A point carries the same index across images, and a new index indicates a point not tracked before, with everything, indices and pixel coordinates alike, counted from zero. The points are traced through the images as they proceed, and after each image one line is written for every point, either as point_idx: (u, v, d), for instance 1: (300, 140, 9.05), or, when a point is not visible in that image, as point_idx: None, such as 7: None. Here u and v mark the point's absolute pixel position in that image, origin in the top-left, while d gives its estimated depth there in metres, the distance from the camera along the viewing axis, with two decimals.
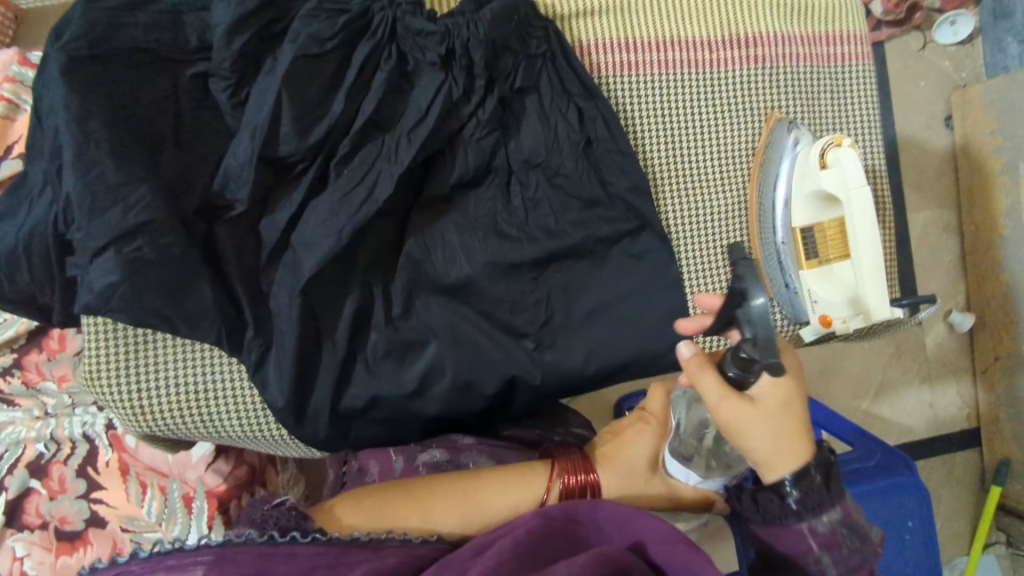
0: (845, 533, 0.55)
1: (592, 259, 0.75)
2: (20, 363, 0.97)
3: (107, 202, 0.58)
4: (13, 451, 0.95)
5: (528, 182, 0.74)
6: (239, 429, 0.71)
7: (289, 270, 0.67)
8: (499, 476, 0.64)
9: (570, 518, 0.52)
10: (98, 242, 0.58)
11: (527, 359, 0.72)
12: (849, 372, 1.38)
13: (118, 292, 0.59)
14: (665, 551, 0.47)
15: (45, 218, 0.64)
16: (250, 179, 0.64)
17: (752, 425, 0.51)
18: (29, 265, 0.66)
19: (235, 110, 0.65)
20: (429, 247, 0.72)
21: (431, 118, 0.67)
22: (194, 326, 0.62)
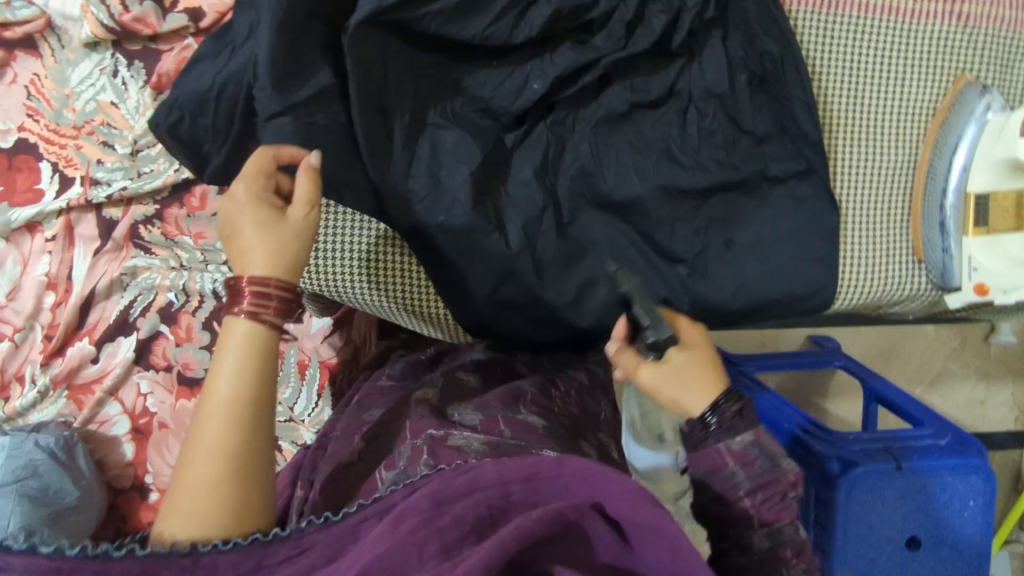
0: (756, 453, 0.58)
1: (756, 197, 0.75)
2: (162, 216, 0.99)
3: (306, 61, 0.58)
4: (146, 295, 1.00)
5: (706, 112, 0.73)
6: (399, 302, 0.74)
7: (463, 151, 0.66)
8: (222, 361, 0.52)
9: (534, 472, 0.51)
10: (278, 104, 0.57)
11: (679, 283, 0.73)
12: (908, 359, 1.47)
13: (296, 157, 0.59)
14: (625, 508, 0.49)
15: (241, 69, 0.65)
16: (434, 81, 0.65)
17: (666, 381, 0.62)
18: (216, 111, 0.67)
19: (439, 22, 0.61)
20: (602, 160, 0.71)
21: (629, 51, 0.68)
22: (359, 200, 0.63)
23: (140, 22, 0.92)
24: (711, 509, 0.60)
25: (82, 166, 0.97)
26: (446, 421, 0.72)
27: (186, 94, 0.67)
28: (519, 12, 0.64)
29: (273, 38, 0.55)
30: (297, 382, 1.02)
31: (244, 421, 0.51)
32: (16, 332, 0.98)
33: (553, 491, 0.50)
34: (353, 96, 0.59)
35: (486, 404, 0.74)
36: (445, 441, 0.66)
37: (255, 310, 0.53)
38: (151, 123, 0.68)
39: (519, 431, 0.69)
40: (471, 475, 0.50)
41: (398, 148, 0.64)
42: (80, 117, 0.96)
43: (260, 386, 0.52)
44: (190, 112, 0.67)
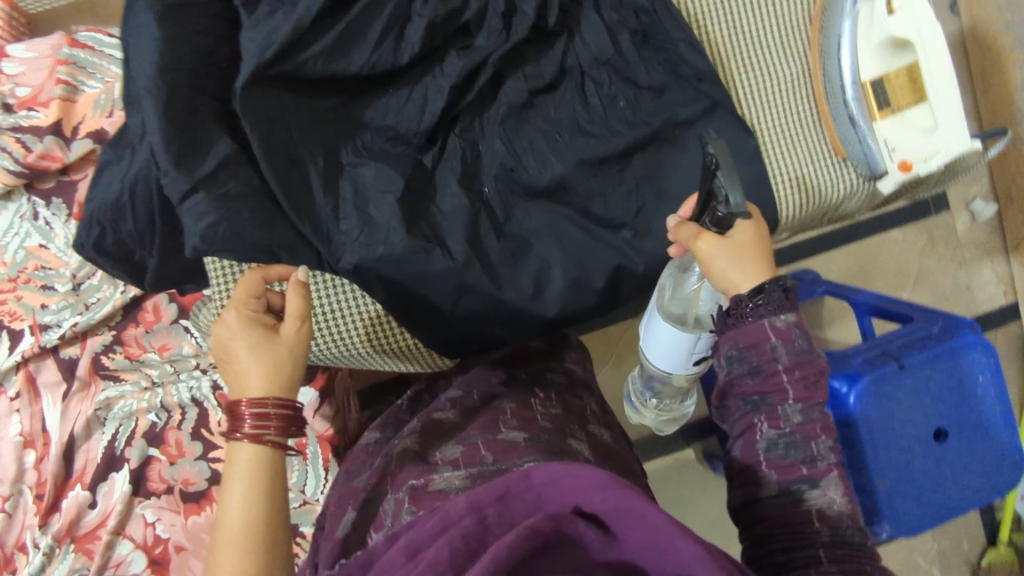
0: (799, 333, 0.55)
1: (673, 144, 0.77)
2: (121, 339, 0.99)
3: (203, 139, 0.59)
4: (127, 424, 0.98)
5: (601, 79, 0.75)
6: (362, 343, 0.74)
7: (383, 181, 0.67)
8: (237, 491, 0.54)
9: (496, 496, 0.50)
10: (185, 184, 0.58)
11: (627, 246, 0.75)
12: (886, 266, 1.50)
13: (219, 232, 0.59)
14: (597, 499, 0.47)
15: (144, 169, 0.65)
16: (336, 125, 0.66)
17: (718, 253, 0.58)
18: (135, 212, 0.67)
19: (323, 62, 0.63)
20: (518, 154, 0.73)
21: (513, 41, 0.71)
22: (296, 255, 0.64)
23: (45, 157, 0.93)
24: (742, 385, 0.56)
25: (28, 316, 0.96)
26: (427, 464, 0.70)
27: (100, 205, 0.68)
28: (396, 34, 0.66)
29: (167, 125, 0.57)
30: (301, 463, 1.00)
31: (260, 552, 0.52)
32: (5, 502, 0.95)
33: (526, 504, 0.50)
34: (259, 153, 0.61)
35: (465, 436, 0.73)
36: (427, 488, 0.64)
37: (257, 432, 0.56)
38: (76, 245, 0.70)
39: (501, 454, 0.68)
40: (443, 515, 0.50)
41: (320, 193, 0.65)
42: (12, 269, 0.96)
43: (272, 514, 0.53)
44: (110, 221, 0.68)
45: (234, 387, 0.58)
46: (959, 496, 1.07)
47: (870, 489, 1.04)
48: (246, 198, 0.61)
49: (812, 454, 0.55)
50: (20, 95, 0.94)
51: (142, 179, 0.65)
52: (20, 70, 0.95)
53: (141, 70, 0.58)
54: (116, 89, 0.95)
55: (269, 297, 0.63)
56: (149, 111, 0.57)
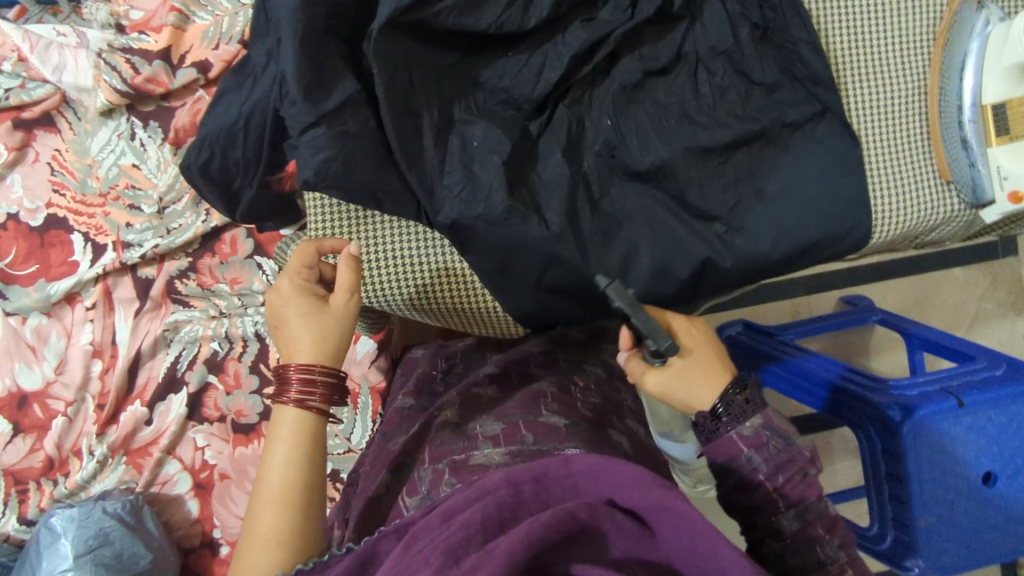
0: (769, 435, 0.59)
1: (779, 144, 0.76)
2: (195, 267, 1.01)
3: (330, 75, 0.60)
4: (190, 349, 1.01)
5: (715, 70, 0.74)
6: (448, 296, 0.75)
7: (492, 141, 0.68)
8: (280, 450, 0.58)
9: (539, 477, 0.54)
10: (308, 118, 0.59)
11: (718, 240, 0.74)
12: (945, 303, 1.47)
13: (332, 168, 0.61)
14: (637, 496, 0.51)
15: (261, 99, 0.66)
16: (453, 79, 0.67)
17: (666, 383, 0.63)
18: (245, 141, 0.69)
19: (455, 16, 0.63)
20: (623, 133, 0.73)
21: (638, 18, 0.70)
22: (396, 205, 0.66)
23: (151, 81, 0.95)
24: (735, 495, 0.60)
25: (113, 232, 0.99)
26: (466, 437, 0.73)
27: (214, 129, 0.69)
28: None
29: (300, 56, 0.58)
30: (350, 412, 1.02)
31: (296, 506, 0.57)
32: (68, 406, 0.99)
33: (562, 489, 0.54)
34: (382, 98, 0.62)
35: (506, 413, 0.75)
36: (466, 462, 0.68)
37: (302, 397, 0.60)
38: (182, 166, 0.72)
39: (542, 435, 0.70)
40: (479, 484, 0.53)
41: (430, 145, 0.66)
42: (104, 184, 0.99)
43: (309, 471, 0.58)
44: (221, 146, 0.70)
45: (285, 353, 0.63)
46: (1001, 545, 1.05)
47: (909, 524, 1.02)
48: (363, 139, 0.62)
49: (820, 558, 0.56)
50: (134, 19, 0.98)
51: (258, 108, 0.66)
52: None
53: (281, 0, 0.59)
54: (225, 23, 0.97)
55: (321, 269, 0.67)
56: (284, 41, 0.59)
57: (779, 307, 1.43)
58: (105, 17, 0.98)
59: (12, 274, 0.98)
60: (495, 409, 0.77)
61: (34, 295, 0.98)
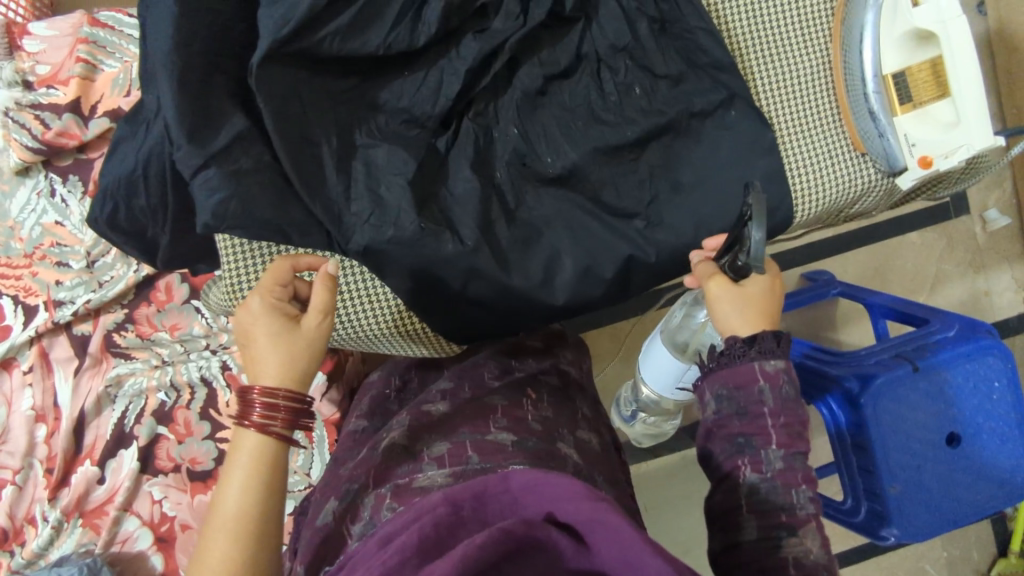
0: (785, 380, 0.57)
1: (689, 134, 0.76)
2: (132, 318, 0.99)
3: (215, 115, 0.59)
4: (136, 402, 0.99)
5: (617, 67, 0.74)
6: (375, 325, 0.74)
7: (395, 163, 0.67)
8: (237, 476, 0.54)
9: (479, 496, 0.51)
10: (197, 159, 0.59)
11: (638, 236, 0.74)
12: (902, 270, 1.48)
13: (229, 207, 0.60)
14: (572, 508, 0.48)
15: (157, 144, 0.65)
16: (349, 105, 0.67)
17: (725, 299, 0.61)
18: (146, 188, 0.67)
19: (340, 43, 0.63)
20: (532, 140, 0.73)
21: (532, 24, 0.70)
22: (305, 235, 0.65)
23: (64, 135, 0.94)
24: (729, 426, 0.57)
25: (42, 292, 0.97)
26: (413, 459, 0.69)
27: (113, 179, 0.68)
28: (413, 17, 0.66)
29: (182, 101, 0.58)
30: (307, 448, 1.01)
31: (249, 541, 0.52)
32: (15, 474, 0.97)
33: (499, 508, 0.51)
34: (274, 132, 0.61)
35: (454, 432, 0.72)
36: (410, 485, 0.65)
37: (263, 422, 0.55)
38: (90, 220, 0.71)
39: (487, 454, 0.68)
40: (417, 506, 0.52)
41: (332, 173, 0.65)
42: (29, 245, 0.97)
43: (266, 504, 0.54)
44: (123, 196, 0.68)
45: (251, 373, 0.58)
46: (974, 503, 1.04)
47: (879, 492, 1.02)
48: (258, 175, 0.61)
49: (789, 503, 0.54)
50: (42, 73, 0.95)
51: (155, 155, 0.66)
52: (42, 48, 0.96)
53: (156, 46, 0.59)
54: (135, 68, 0.96)
55: (296, 288, 0.64)
56: (164, 85, 0.58)
57: None
58: (10, 75, 0.95)
59: None
60: (443, 427, 0.74)
61: None
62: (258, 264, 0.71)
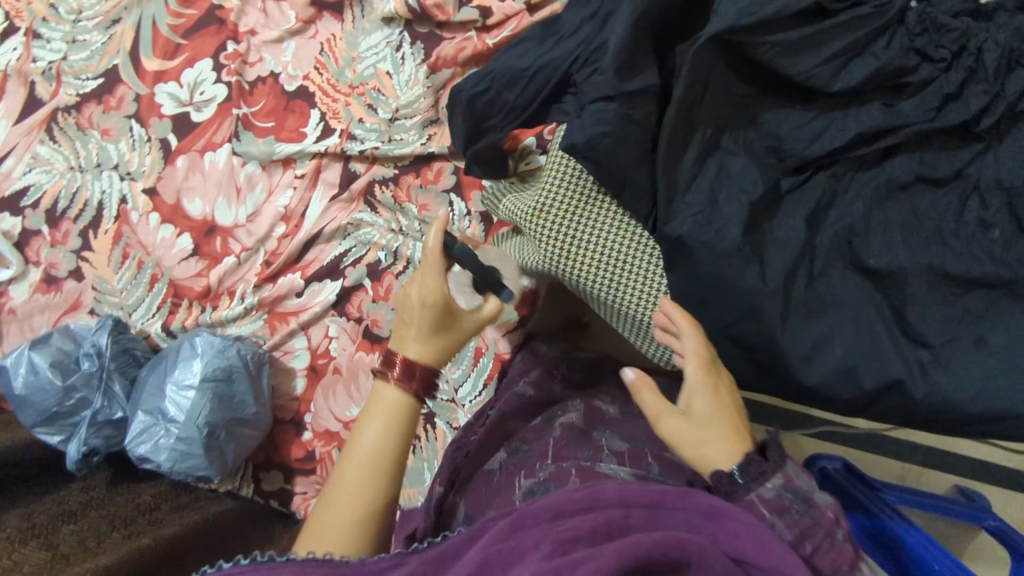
0: (790, 500, 0.59)
1: (1022, 300, 0.69)
2: (397, 180, 1.07)
3: (638, 60, 0.62)
4: (359, 249, 1.07)
5: (991, 202, 0.69)
6: (634, 304, 0.76)
7: (744, 179, 0.68)
8: (371, 426, 0.71)
9: (655, 503, 0.58)
10: (604, 90, 0.63)
11: (919, 367, 0.70)
12: None
13: (601, 143, 0.64)
14: (749, 550, 0.52)
15: (561, 56, 0.69)
16: (736, 110, 0.68)
17: (691, 437, 0.65)
18: (524, 88, 0.72)
19: (776, 55, 0.64)
20: (869, 225, 0.71)
21: (943, 123, 0.68)
22: (634, 198, 0.69)
23: (438, 8, 1.02)
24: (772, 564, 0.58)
25: (346, 121, 1.07)
26: (596, 443, 0.82)
27: (502, 68, 0.74)
28: (844, 61, 0.67)
29: (624, 35, 0.61)
30: (468, 366, 1.05)
31: (378, 477, 0.68)
32: (242, 251, 1.08)
33: (673, 519, 0.57)
34: (675, 101, 0.64)
35: (635, 435, 0.84)
36: (592, 470, 0.78)
37: (401, 382, 0.72)
38: (456, 89, 0.77)
39: (666, 470, 0.78)
40: (594, 492, 0.59)
41: (689, 158, 0.67)
42: (357, 79, 1.07)
43: (396, 451, 0.70)
44: (500, 85, 0.74)
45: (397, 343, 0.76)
46: None
47: None
48: (639, 129, 0.64)
49: None
50: None
51: (549, 66, 0.70)
52: None
53: None
54: None
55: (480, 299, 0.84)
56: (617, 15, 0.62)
57: (887, 464, 1.35)
58: None
59: (252, 123, 1.10)
60: (623, 429, 0.85)
61: (261, 146, 1.09)
62: (572, 197, 0.74)
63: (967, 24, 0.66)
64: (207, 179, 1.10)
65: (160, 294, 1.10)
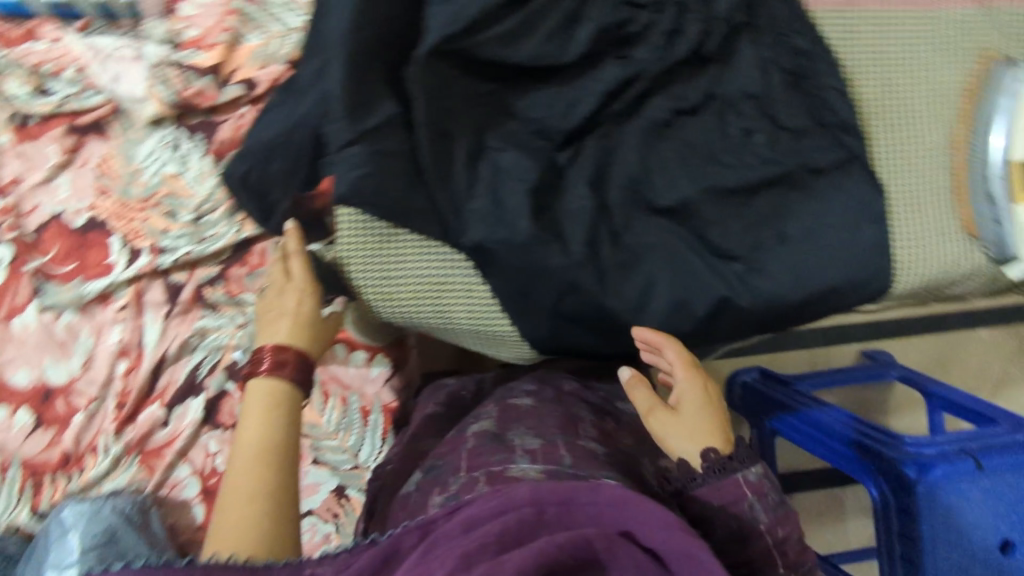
0: (768, 486, 0.65)
1: (802, 190, 0.76)
2: (225, 275, 1.04)
3: (363, 99, 0.63)
4: (213, 356, 1.03)
5: (744, 112, 0.75)
6: (469, 319, 0.75)
7: (518, 169, 0.70)
8: (259, 413, 0.72)
9: (563, 500, 0.54)
10: (346, 138, 0.63)
11: (736, 280, 0.75)
12: (970, 364, 1.46)
13: (365, 184, 0.64)
14: (658, 538, 0.51)
15: (307, 115, 0.70)
16: (486, 108, 0.70)
17: (670, 428, 0.71)
18: (286, 155, 0.72)
19: (497, 48, 0.66)
20: (649, 169, 0.74)
21: (673, 58, 0.72)
22: (424, 222, 0.68)
23: (200, 95, 1.01)
24: (737, 552, 0.64)
25: (149, 237, 1.02)
26: (507, 446, 0.75)
27: (257, 142, 0.73)
28: (563, 34, 0.68)
29: (343, 81, 0.62)
30: (360, 428, 1.02)
31: (275, 456, 0.70)
32: (89, 402, 1.01)
33: (587, 515, 0.53)
34: (421, 123, 0.65)
35: (546, 430, 0.78)
36: (505, 473, 0.68)
37: (273, 367, 0.74)
38: (226, 173, 0.77)
39: (579, 459, 0.72)
40: (504, 496, 0.54)
41: (459, 169, 0.68)
42: (147, 190, 1.02)
43: (287, 430, 0.72)
44: (262, 159, 0.74)
45: (263, 332, 0.78)
46: None
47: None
48: (396, 159, 0.65)
49: None
50: (191, 35, 1.02)
51: (300, 127, 0.70)
52: (196, 13, 1.03)
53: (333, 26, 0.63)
54: (275, 44, 1.02)
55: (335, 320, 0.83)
56: (334, 64, 0.62)
57: (794, 358, 1.42)
58: (163, 34, 1.02)
59: (50, 272, 1.02)
60: (529, 424, 0.80)
61: (70, 292, 1.02)
62: (370, 242, 0.71)
63: None
64: (22, 345, 1.01)
65: (17, 479, 1.00)
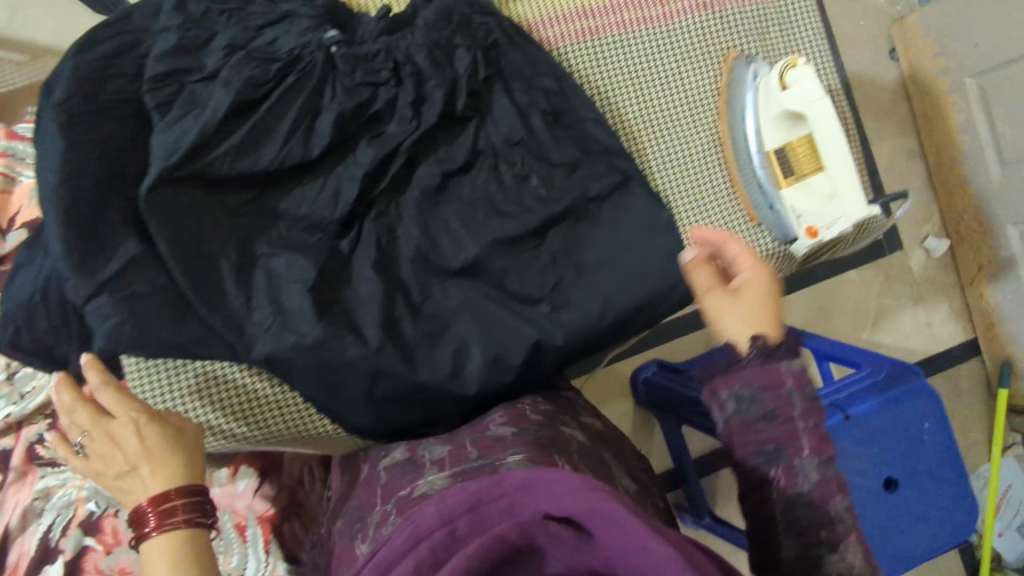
0: (809, 379, 0.56)
1: (587, 220, 0.79)
2: (56, 428, 0.98)
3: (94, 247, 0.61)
4: (64, 514, 0.96)
5: (514, 159, 0.76)
6: (287, 428, 0.74)
7: (294, 270, 0.68)
8: None
9: (470, 505, 0.45)
10: (86, 290, 0.60)
11: (546, 321, 0.75)
12: None
13: (124, 331, 0.60)
14: (576, 501, 0.41)
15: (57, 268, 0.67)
16: (246, 217, 0.67)
17: (731, 314, 0.59)
18: (51, 313, 0.68)
19: (231, 162, 0.65)
20: (434, 236, 0.74)
21: (426, 127, 0.72)
22: (208, 348, 0.65)
23: None
24: (756, 429, 0.54)
25: None
26: (417, 466, 0.68)
27: (15, 306, 0.69)
28: (305, 130, 0.67)
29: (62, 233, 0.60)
30: (240, 546, 0.97)
31: None
32: None
33: (499, 511, 0.44)
34: (168, 255, 0.62)
35: (456, 437, 0.72)
36: (413, 495, 0.61)
37: None
38: None
39: (486, 447, 0.66)
40: (413, 528, 0.45)
41: (230, 286, 0.65)
42: None
43: None
44: (24, 320, 0.68)
45: None
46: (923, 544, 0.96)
47: None
48: (152, 299, 0.62)
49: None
50: None
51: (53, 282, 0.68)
52: None
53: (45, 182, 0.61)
54: None
55: None
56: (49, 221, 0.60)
57: None
58: None
59: None
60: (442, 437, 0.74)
61: None
62: (160, 385, 0.70)
63: (387, 42, 0.71)
64: None
65: None
